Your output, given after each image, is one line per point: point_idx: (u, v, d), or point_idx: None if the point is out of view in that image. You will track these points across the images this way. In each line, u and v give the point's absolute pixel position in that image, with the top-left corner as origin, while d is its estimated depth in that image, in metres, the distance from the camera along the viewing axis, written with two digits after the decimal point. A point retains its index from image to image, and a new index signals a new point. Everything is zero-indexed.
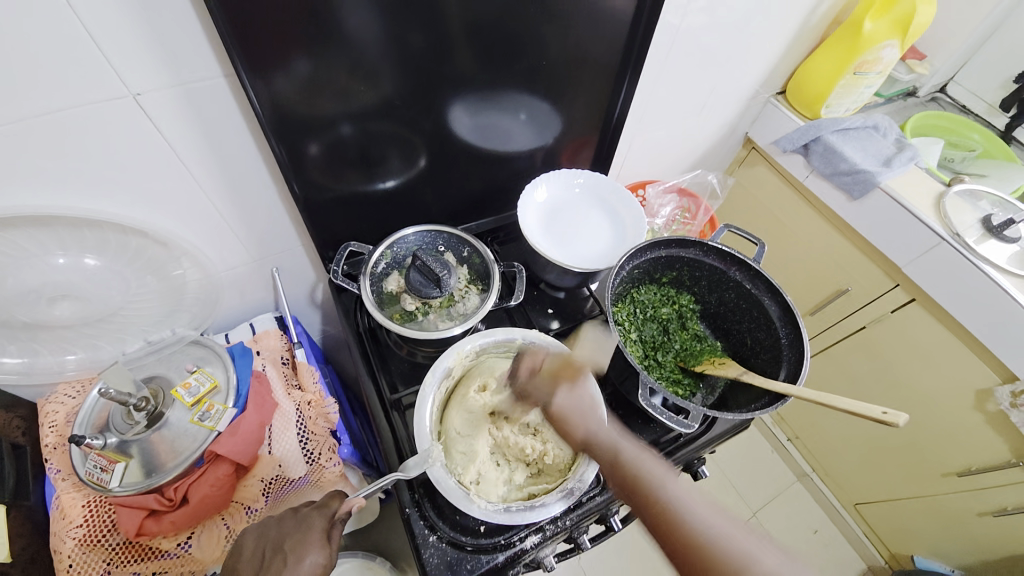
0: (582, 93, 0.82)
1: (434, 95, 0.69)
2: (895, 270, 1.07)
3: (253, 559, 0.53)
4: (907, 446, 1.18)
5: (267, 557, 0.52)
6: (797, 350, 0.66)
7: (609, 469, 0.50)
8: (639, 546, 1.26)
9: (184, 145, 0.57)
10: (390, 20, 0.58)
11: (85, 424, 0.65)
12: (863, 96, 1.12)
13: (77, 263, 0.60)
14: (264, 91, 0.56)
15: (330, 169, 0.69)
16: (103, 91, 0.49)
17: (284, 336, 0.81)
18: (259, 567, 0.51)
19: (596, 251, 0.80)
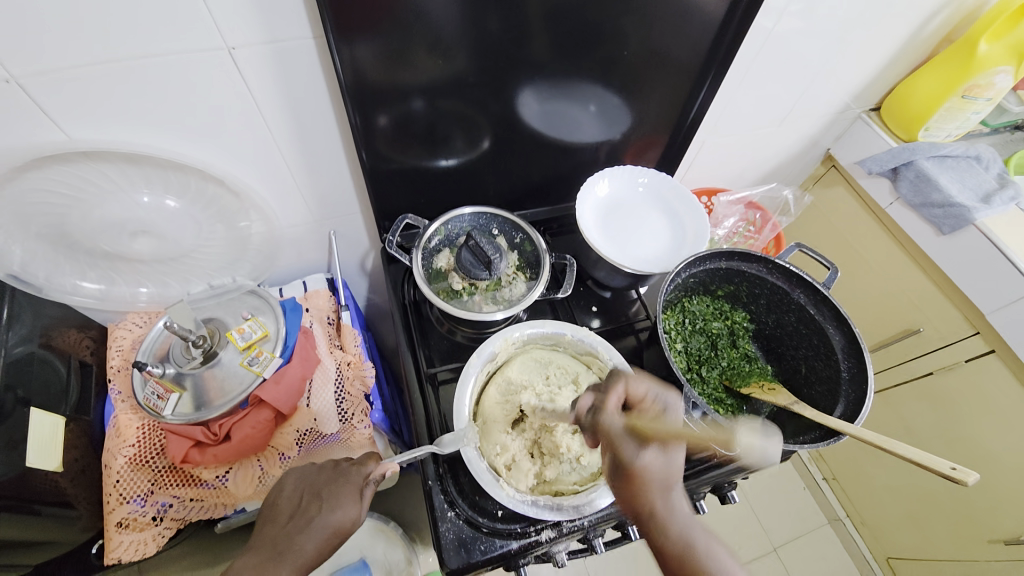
0: (658, 90, 0.79)
1: (506, 78, 0.68)
2: (978, 316, 0.97)
3: (291, 499, 0.55)
4: (959, 507, 1.09)
5: (304, 501, 0.54)
6: (858, 385, 0.62)
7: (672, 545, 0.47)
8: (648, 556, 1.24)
9: (266, 102, 0.59)
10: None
11: (148, 351, 0.70)
12: (969, 122, 1.02)
13: (159, 203, 0.64)
14: (347, 58, 0.57)
15: (396, 141, 0.70)
16: (201, 42, 0.51)
17: (332, 297, 0.84)
18: (296, 509, 0.54)
19: (653, 254, 0.77)
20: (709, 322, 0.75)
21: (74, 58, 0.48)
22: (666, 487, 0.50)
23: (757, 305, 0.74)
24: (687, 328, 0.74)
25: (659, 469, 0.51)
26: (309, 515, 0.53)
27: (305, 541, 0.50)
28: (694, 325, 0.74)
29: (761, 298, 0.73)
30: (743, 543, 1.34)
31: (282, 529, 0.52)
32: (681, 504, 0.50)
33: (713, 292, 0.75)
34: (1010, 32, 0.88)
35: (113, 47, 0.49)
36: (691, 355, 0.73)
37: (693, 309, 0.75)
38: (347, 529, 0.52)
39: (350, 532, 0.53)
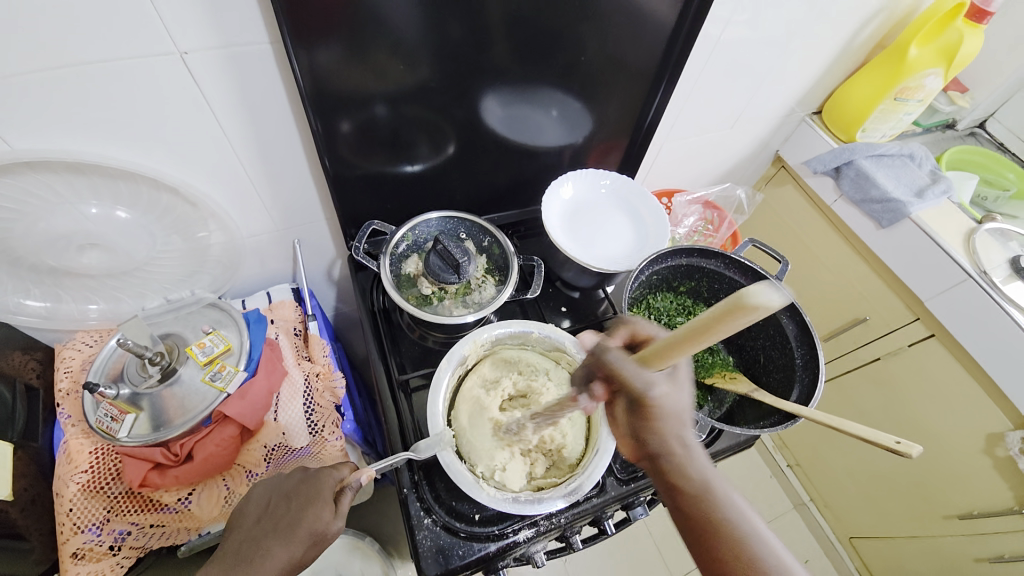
0: (617, 95, 0.81)
1: (469, 84, 0.69)
2: (917, 303, 1.05)
3: (258, 503, 0.54)
4: (912, 484, 1.16)
5: (272, 505, 0.53)
6: (811, 370, 0.65)
7: (691, 497, 0.45)
8: (626, 551, 1.26)
9: (223, 108, 0.58)
10: (434, 8, 0.58)
11: (100, 372, 0.67)
12: (902, 123, 1.10)
13: (109, 214, 0.62)
14: (307, 64, 0.57)
15: (359, 148, 0.70)
16: (151, 47, 0.50)
17: (297, 307, 0.82)
18: (264, 513, 0.53)
19: (617, 253, 0.80)
20: (674, 317, 0.77)
21: (12, 65, 0.46)
22: (678, 416, 0.46)
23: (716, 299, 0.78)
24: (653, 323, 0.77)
25: (675, 399, 0.46)
26: (279, 516, 0.52)
27: (274, 543, 0.50)
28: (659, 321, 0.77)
29: (720, 292, 0.76)
30: None
31: (249, 534, 0.51)
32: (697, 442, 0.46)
33: (675, 288, 0.78)
34: (940, 36, 0.94)
35: (59, 54, 0.47)
36: None
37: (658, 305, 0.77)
38: (318, 536, 0.51)
39: (324, 537, 0.51)
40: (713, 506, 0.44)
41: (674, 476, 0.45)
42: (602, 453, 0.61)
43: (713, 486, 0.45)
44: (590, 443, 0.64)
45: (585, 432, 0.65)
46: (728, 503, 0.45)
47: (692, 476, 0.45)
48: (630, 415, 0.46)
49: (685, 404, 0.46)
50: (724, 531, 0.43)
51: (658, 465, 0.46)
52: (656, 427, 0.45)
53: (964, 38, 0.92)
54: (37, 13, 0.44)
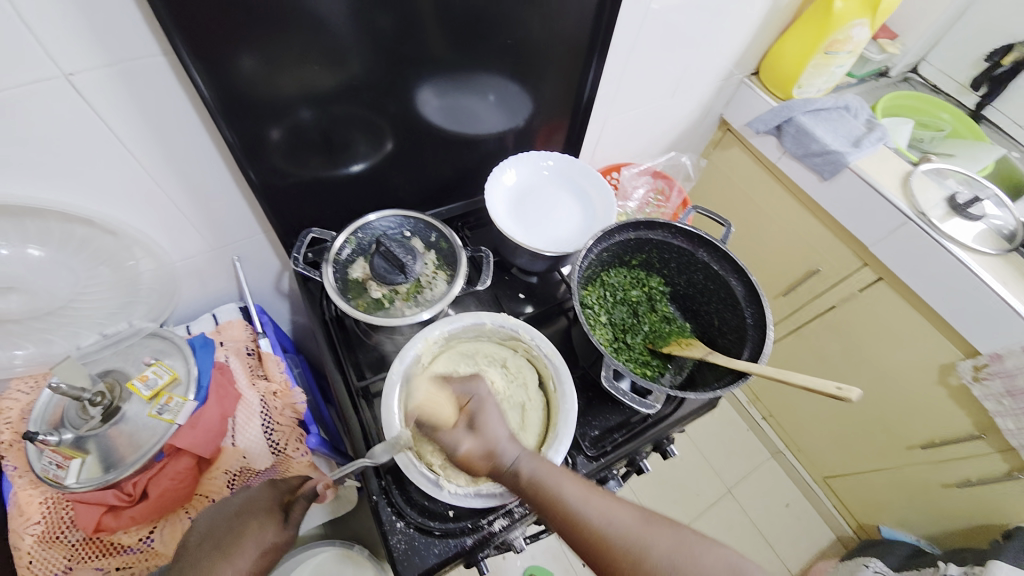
0: (552, 74, 0.80)
1: (400, 78, 0.66)
2: (864, 250, 1.08)
3: (201, 526, 0.53)
4: (877, 423, 1.22)
5: (216, 524, 0.52)
6: (762, 329, 0.66)
7: (523, 496, 0.49)
8: None
9: (126, 130, 0.54)
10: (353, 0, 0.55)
11: (40, 420, 0.63)
12: (835, 75, 1.11)
13: (20, 254, 0.57)
14: (216, 74, 0.53)
15: (291, 155, 0.67)
16: (30, 71, 0.45)
17: (248, 326, 0.79)
18: (207, 535, 0.52)
19: (567, 233, 0.80)
20: (628, 291, 0.78)
21: None
22: (497, 444, 0.50)
23: (669, 268, 0.78)
24: (609, 299, 0.77)
25: (485, 440, 0.51)
26: (223, 535, 0.51)
27: (221, 563, 0.48)
28: (614, 296, 0.77)
29: (671, 261, 0.77)
30: (702, 490, 1.44)
31: (187, 556, 0.50)
32: (517, 447, 0.51)
33: (627, 262, 0.78)
34: None
35: None
36: (615, 325, 0.76)
37: (612, 281, 0.78)
38: (269, 549, 0.51)
39: (273, 551, 0.51)
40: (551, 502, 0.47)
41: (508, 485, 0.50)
42: (559, 436, 0.61)
43: (542, 482, 0.48)
44: (548, 427, 0.63)
45: (545, 417, 0.65)
46: (568, 497, 0.47)
47: (514, 483, 0.49)
48: (475, 458, 0.51)
49: (498, 436, 0.51)
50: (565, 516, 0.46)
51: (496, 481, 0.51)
52: (480, 457, 0.50)
53: None
54: None
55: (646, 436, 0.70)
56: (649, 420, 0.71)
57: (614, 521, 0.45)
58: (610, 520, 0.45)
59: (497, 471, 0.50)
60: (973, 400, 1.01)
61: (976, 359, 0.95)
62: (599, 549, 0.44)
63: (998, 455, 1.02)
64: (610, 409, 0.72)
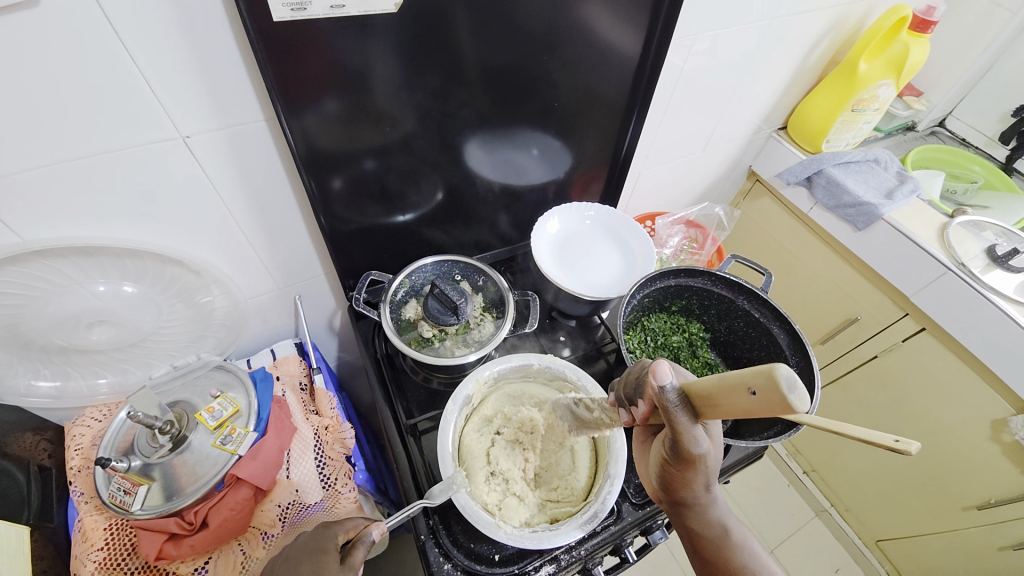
0: (591, 131, 0.86)
1: (452, 133, 0.73)
2: (903, 299, 1.08)
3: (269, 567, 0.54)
4: (929, 481, 1.16)
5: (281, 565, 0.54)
6: (808, 377, 0.66)
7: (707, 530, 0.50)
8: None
9: (222, 181, 0.60)
10: (412, 66, 0.62)
11: (110, 446, 0.67)
12: (862, 131, 1.15)
13: (116, 290, 0.63)
14: (299, 132, 0.60)
15: (352, 202, 0.72)
16: (154, 133, 0.52)
17: (302, 361, 0.84)
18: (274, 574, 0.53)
19: (608, 280, 0.82)
20: (669, 337, 0.80)
21: (23, 162, 0.48)
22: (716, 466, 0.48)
23: (709, 315, 0.80)
24: (650, 344, 0.79)
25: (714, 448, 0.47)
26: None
27: None
28: (655, 341, 0.79)
29: (711, 308, 0.79)
30: None
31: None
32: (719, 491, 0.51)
33: (667, 308, 0.81)
34: (887, 49, 0.98)
35: (73, 146, 0.49)
36: None
37: (653, 326, 0.80)
38: None
39: None
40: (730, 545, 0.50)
41: (692, 517, 0.50)
42: (612, 477, 0.61)
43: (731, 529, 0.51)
44: (598, 470, 0.64)
45: (594, 460, 0.65)
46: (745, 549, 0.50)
47: (711, 521, 0.50)
48: (670, 462, 0.47)
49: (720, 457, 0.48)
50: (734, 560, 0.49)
51: (681, 509, 0.51)
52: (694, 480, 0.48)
53: (910, 48, 0.96)
54: (55, 112, 0.47)
55: None
56: None
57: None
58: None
59: (692, 502, 0.50)
60: None
61: None
62: None
63: None
64: None
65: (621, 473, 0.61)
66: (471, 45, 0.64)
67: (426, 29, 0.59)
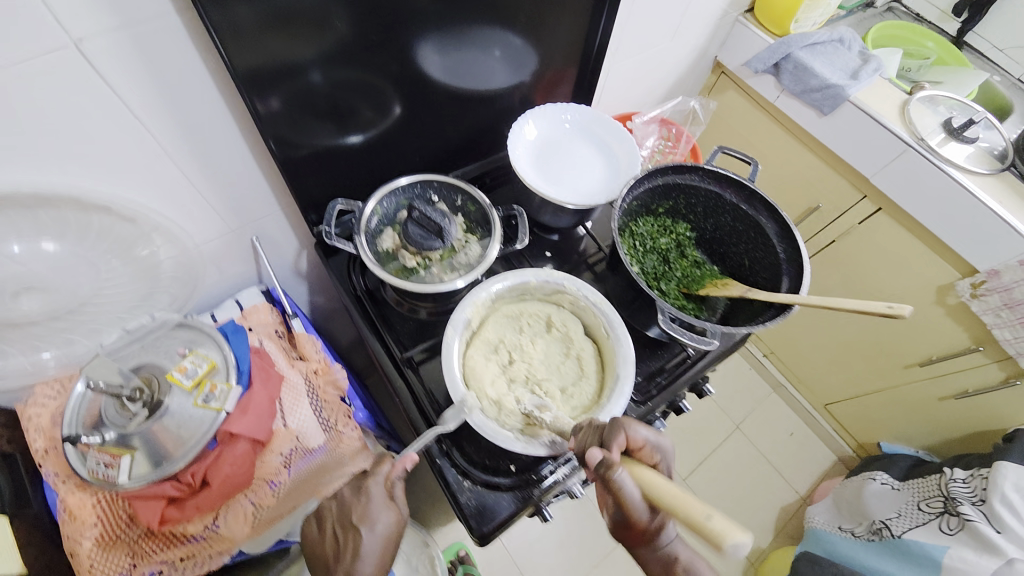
0: (558, 23, 0.77)
1: (398, 33, 0.62)
2: (863, 180, 1.12)
3: (323, 538, 0.49)
4: (879, 346, 1.28)
5: (339, 536, 0.48)
6: (796, 262, 0.68)
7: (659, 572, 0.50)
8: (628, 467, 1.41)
9: (137, 100, 0.50)
10: None
11: (75, 422, 0.61)
12: (828, 8, 1.10)
13: (35, 250, 0.52)
14: (228, 44, 0.50)
15: (295, 122, 0.62)
16: (35, 39, 0.41)
17: (274, 309, 0.77)
18: (335, 547, 0.48)
19: (592, 186, 0.78)
20: (657, 239, 0.78)
21: None
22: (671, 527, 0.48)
23: (695, 214, 0.78)
24: (639, 249, 0.76)
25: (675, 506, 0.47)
26: (348, 542, 0.48)
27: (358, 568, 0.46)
28: (644, 246, 0.77)
29: (698, 206, 0.76)
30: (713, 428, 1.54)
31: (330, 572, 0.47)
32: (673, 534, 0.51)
33: (654, 211, 0.77)
34: None
35: None
36: (648, 274, 0.75)
37: (642, 230, 0.76)
38: (398, 533, 0.49)
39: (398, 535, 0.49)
40: None
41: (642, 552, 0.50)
42: (623, 378, 0.60)
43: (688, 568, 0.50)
44: (606, 376, 0.64)
45: (601, 367, 0.65)
46: None
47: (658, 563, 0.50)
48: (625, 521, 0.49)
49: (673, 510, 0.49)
50: None
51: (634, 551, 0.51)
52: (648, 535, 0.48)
53: None
54: None
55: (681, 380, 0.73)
56: (686, 363, 0.75)
57: None
58: None
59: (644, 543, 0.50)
60: (972, 314, 1.07)
61: (975, 277, 1.01)
62: None
63: (994, 364, 1.10)
64: (649, 356, 0.75)
65: (630, 375, 0.60)
66: None
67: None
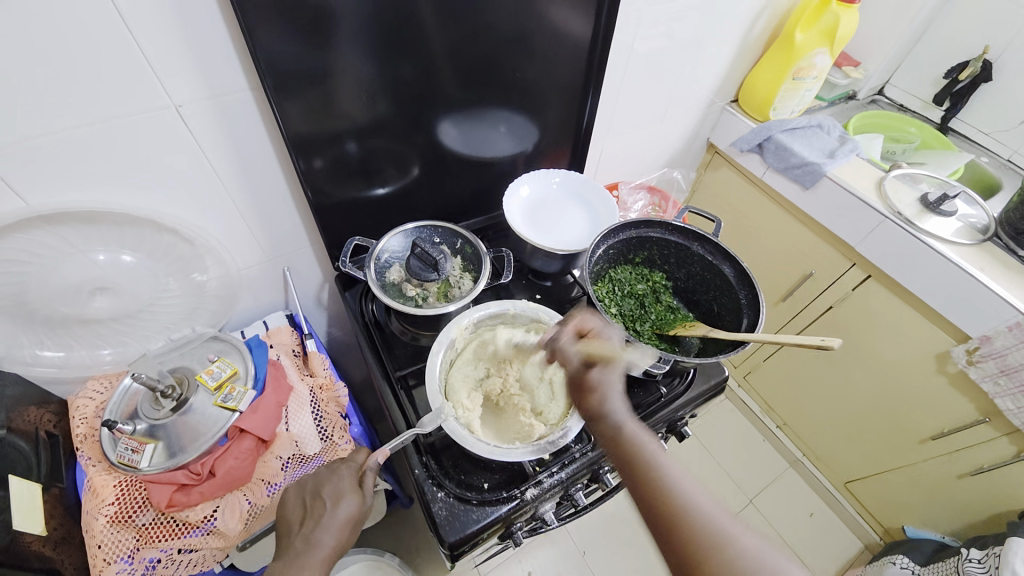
0: (554, 106, 0.93)
1: (424, 114, 0.79)
2: (851, 250, 1.18)
3: (295, 506, 0.61)
4: (887, 417, 1.25)
5: (308, 505, 0.60)
6: (756, 305, 0.74)
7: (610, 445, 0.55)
8: (624, 534, 1.36)
9: (211, 148, 0.65)
10: (381, 60, 0.68)
11: (116, 410, 0.71)
12: (805, 98, 1.25)
13: (115, 260, 0.67)
14: (286, 118, 0.66)
15: (334, 177, 0.77)
16: (150, 103, 0.57)
17: (294, 332, 0.88)
18: (303, 513, 0.60)
19: (576, 236, 0.89)
20: (634, 285, 0.87)
21: (28, 130, 0.52)
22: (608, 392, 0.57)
23: (669, 264, 0.87)
24: (617, 293, 0.85)
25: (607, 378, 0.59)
26: (317, 512, 0.59)
27: (319, 531, 0.57)
28: (622, 290, 0.85)
29: (670, 256, 0.86)
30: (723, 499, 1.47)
31: (297, 533, 0.58)
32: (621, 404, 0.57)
33: (631, 260, 0.87)
34: (820, 20, 1.06)
35: (77, 114, 0.54)
36: (625, 316, 0.83)
37: (619, 277, 0.86)
38: (361, 516, 0.60)
39: (358, 516, 0.60)
40: (643, 454, 0.53)
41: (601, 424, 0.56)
42: None
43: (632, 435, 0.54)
44: (572, 396, 0.71)
45: None
46: (659, 466, 0.51)
47: (609, 427, 0.55)
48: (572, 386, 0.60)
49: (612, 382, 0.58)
50: (648, 475, 0.51)
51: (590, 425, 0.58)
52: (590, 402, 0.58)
53: (840, 18, 1.04)
54: (60, 83, 0.51)
55: (657, 418, 0.76)
56: (662, 400, 0.77)
57: (693, 496, 0.49)
58: (704, 509, 0.48)
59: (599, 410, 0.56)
60: (972, 383, 1.05)
61: (968, 343, 1.01)
62: (676, 534, 0.48)
63: (1005, 438, 1.06)
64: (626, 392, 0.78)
65: None
66: (435, 34, 0.70)
67: (391, 19, 0.65)
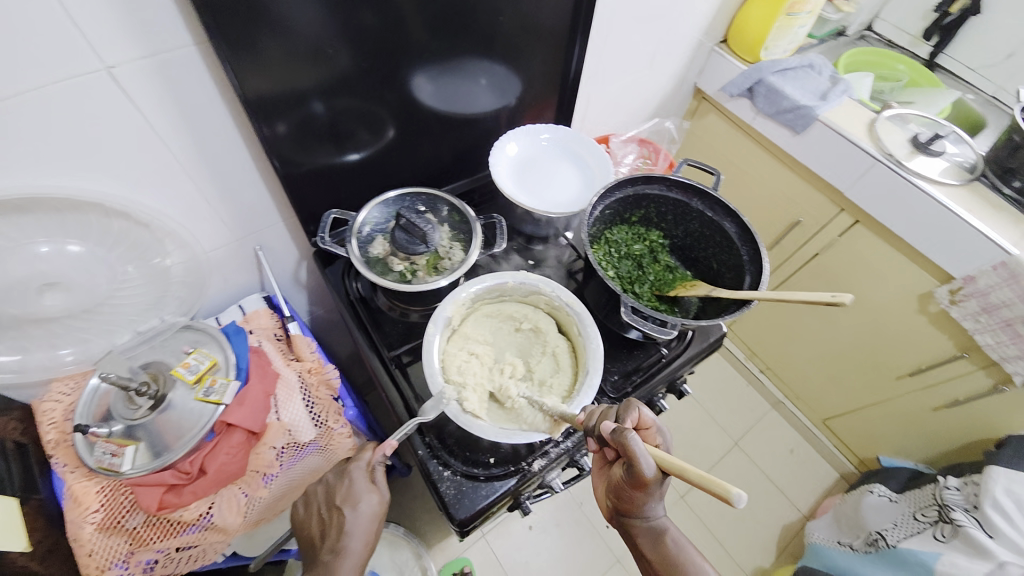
0: (538, 54, 0.85)
1: (395, 67, 0.70)
2: (840, 196, 1.16)
3: (313, 517, 0.59)
4: (867, 359, 1.30)
5: (325, 515, 0.58)
6: (757, 262, 0.73)
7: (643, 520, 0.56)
8: None
9: (158, 118, 0.57)
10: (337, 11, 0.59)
11: (86, 414, 0.66)
12: (797, 36, 1.18)
13: (61, 250, 0.59)
14: (240, 78, 0.57)
15: (300, 144, 0.69)
16: (76, 66, 0.48)
17: (273, 314, 0.83)
18: (322, 525, 0.58)
19: (569, 197, 0.84)
20: (631, 246, 0.84)
21: None
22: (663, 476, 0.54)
23: (666, 221, 0.84)
24: (614, 255, 0.82)
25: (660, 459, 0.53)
26: (336, 521, 0.57)
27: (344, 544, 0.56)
28: (619, 252, 0.83)
29: (668, 214, 0.82)
30: (711, 444, 1.53)
31: (323, 546, 0.57)
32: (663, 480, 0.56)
33: (628, 219, 0.84)
34: None
35: None
36: (623, 278, 0.81)
37: (616, 238, 0.83)
38: (380, 511, 0.59)
39: (377, 514, 0.58)
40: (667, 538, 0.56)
41: (637, 525, 0.57)
42: (591, 371, 0.66)
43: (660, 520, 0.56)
44: (578, 369, 0.69)
45: (573, 361, 0.70)
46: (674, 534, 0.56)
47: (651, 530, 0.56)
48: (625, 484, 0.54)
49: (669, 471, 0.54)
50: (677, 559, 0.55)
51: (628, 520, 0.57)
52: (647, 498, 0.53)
53: None
54: None
55: (657, 379, 0.76)
56: (662, 362, 0.77)
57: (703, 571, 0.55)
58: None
59: (640, 514, 0.56)
60: (954, 322, 1.08)
61: (952, 284, 1.03)
62: None
63: (982, 372, 1.10)
64: (626, 355, 0.78)
65: (597, 369, 0.66)
66: None
67: None
